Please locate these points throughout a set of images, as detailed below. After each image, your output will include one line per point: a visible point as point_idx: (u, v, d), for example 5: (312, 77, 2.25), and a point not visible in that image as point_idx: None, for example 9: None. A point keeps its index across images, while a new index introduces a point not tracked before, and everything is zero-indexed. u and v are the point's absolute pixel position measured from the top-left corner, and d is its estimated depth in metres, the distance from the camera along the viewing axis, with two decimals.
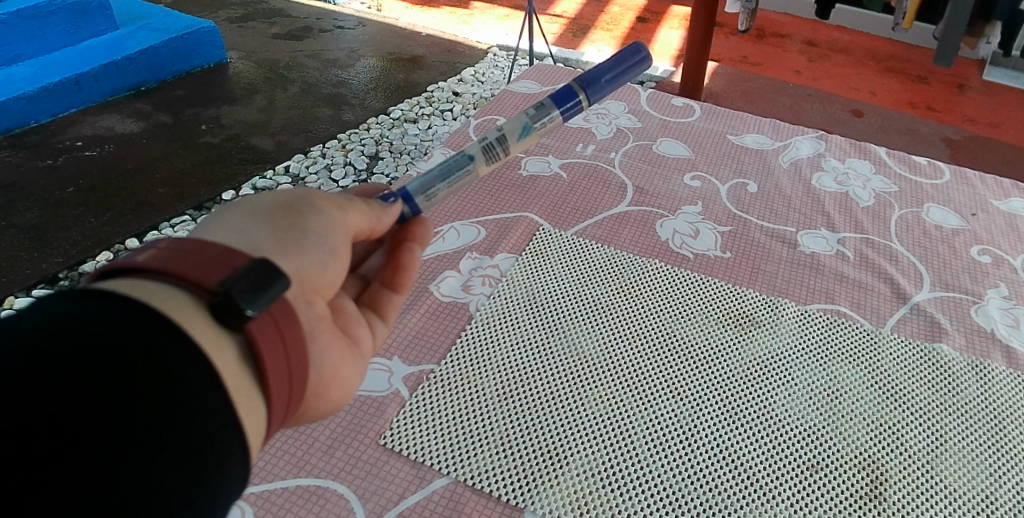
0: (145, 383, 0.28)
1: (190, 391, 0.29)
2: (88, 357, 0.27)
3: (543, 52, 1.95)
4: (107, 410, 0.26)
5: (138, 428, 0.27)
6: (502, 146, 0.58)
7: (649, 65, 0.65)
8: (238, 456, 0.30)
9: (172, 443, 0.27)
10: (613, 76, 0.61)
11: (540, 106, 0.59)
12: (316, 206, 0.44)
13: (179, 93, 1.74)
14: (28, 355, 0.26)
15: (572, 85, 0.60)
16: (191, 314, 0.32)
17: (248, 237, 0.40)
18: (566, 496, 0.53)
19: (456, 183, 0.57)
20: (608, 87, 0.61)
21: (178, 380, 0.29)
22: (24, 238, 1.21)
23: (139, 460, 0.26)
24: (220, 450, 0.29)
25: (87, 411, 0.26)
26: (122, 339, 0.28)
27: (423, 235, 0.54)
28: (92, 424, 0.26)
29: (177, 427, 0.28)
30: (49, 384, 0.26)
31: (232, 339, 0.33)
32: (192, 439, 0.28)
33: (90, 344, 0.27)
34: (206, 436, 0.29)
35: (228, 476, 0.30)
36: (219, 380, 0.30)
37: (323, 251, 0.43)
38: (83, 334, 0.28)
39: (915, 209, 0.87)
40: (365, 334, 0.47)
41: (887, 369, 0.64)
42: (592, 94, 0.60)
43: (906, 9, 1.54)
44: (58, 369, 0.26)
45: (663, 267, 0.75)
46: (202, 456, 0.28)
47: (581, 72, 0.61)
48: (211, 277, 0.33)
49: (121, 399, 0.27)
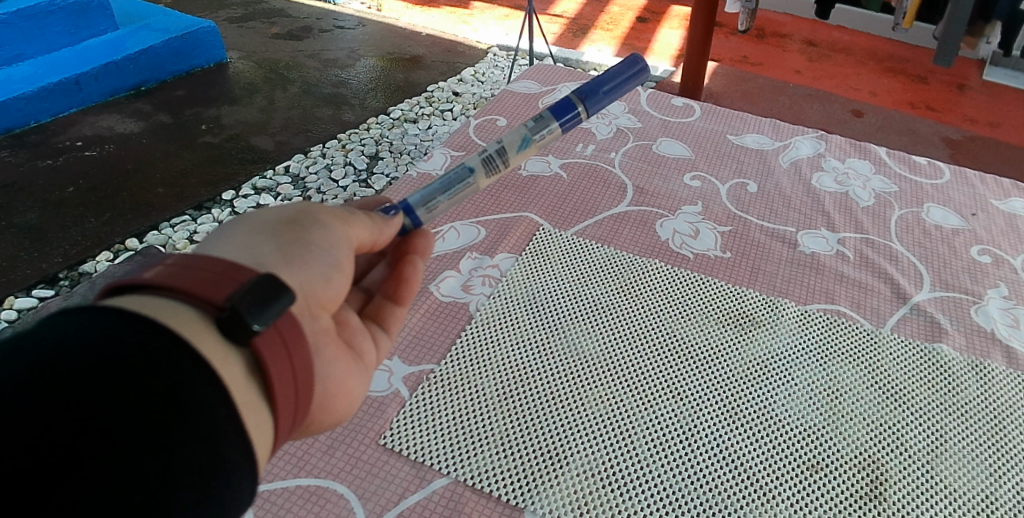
0: (157, 396, 0.28)
1: (199, 405, 0.29)
2: (95, 370, 0.27)
3: (543, 52, 1.95)
4: (117, 425, 0.26)
5: (145, 444, 0.27)
6: (502, 158, 0.58)
7: (647, 76, 0.64)
8: (247, 469, 0.30)
9: (179, 457, 0.27)
10: (612, 87, 0.61)
11: (539, 118, 0.59)
12: (320, 219, 0.44)
13: (179, 93, 1.74)
14: (41, 368, 0.26)
15: (570, 97, 0.60)
16: (198, 331, 0.32)
17: (253, 252, 0.40)
18: (566, 497, 0.53)
19: (457, 196, 0.57)
20: (607, 99, 0.61)
21: (188, 394, 0.29)
22: (24, 238, 1.21)
23: (146, 474, 0.26)
24: (229, 463, 0.29)
25: (93, 424, 0.26)
26: (132, 352, 0.28)
27: (424, 247, 0.54)
28: (100, 438, 0.26)
29: (185, 442, 0.28)
30: (59, 397, 0.26)
31: (239, 354, 0.33)
32: (200, 452, 0.28)
33: (104, 356, 0.28)
34: (215, 450, 0.29)
35: (236, 488, 0.30)
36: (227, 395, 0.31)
37: (327, 265, 0.43)
38: (96, 346, 0.28)
39: (915, 208, 0.87)
40: (370, 347, 0.47)
41: (887, 369, 0.64)
42: (591, 106, 0.60)
43: (906, 9, 1.54)
44: (69, 380, 0.26)
45: (664, 267, 0.75)
46: (210, 470, 0.28)
47: (580, 85, 0.61)
48: (219, 292, 0.33)
49: (129, 413, 0.27)
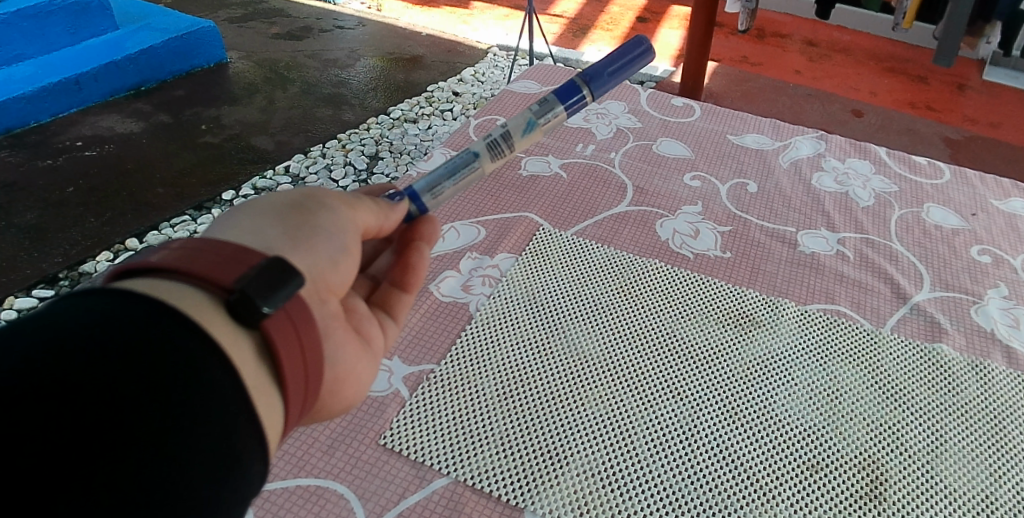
0: (168, 379, 0.28)
1: (209, 387, 0.29)
2: (102, 353, 0.27)
3: (543, 52, 1.95)
4: (126, 409, 0.26)
5: (154, 427, 0.27)
6: (507, 142, 0.58)
7: (651, 58, 0.64)
8: (257, 451, 0.30)
9: (188, 441, 0.27)
10: (616, 69, 0.61)
11: (544, 102, 0.59)
12: (326, 204, 0.44)
13: (179, 93, 1.74)
14: (50, 353, 0.26)
15: (575, 80, 0.60)
16: (208, 312, 0.32)
17: (261, 236, 0.40)
18: (566, 496, 0.53)
19: (462, 182, 0.57)
20: (612, 80, 0.61)
21: (198, 377, 0.29)
22: (25, 239, 1.21)
23: (155, 458, 0.26)
24: (238, 448, 0.29)
25: (100, 408, 0.26)
26: (143, 336, 0.28)
27: (430, 234, 0.54)
28: (109, 423, 0.26)
29: (193, 424, 0.28)
30: (69, 381, 0.26)
31: (249, 336, 0.33)
32: (210, 434, 0.28)
33: (112, 342, 0.28)
34: (224, 434, 0.29)
35: (248, 470, 0.30)
36: (238, 377, 0.31)
37: (334, 249, 0.43)
38: (105, 333, 0.28)
39: (915, 209, 0.87)
40: (377, 334, 0.47)
41: (887, 369, 0.64)
42: (596, 89, 0.60)
43: (906, 9, 1.53)
44: (78, 366, 0.26)
45: (664, 267, 0.75)
46: (221, 453, 0.28)
47: (585, 67, 0.61)
48: (227, 276, 0.33)
49: (136, 396, 0.27)
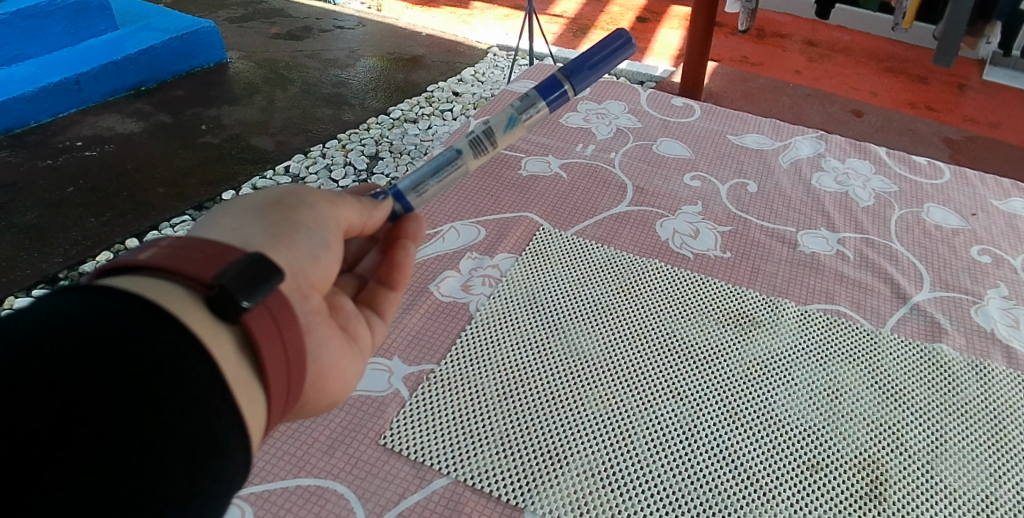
0: (150, 370, 0.28)
1: (191, 378, 0.29)
2: (89, 343, 0.27)
3: (543, 52, 1.95)
4: (110, 400, 0.26)
5: (137, 413, 0.27)
6: (490, 139, 0.58)
7: (632, 50, 0.64)
8: (240, 444, 0.30)
9: (171, 429, 0.28)
10: (597, 62, 0.61)
11: (525, 98, 0.59)
12: (305, 200, 0.44)
13: (178, 93, 1.74)
14: (39, 344, 0.27)
15: (556, 74, 0.59)
16: (189, 307, 0.32)
17: (240, 234, 0.40)
18: (566, 497, 0.53)
19: (445, 179, 0.58)
20: (593, 74, 0.61)
21: (179, 369, 0.29)
22: (24, 238, 1.21)
23: (139, 447, 0.26)
24: (221, 438, 0.29)
25: (87, 397, 0.26)
26: (128, 329, 0.29)
27: (415, 231, 0.54)
28: (94, 412, 0.26)
29: (176, 413, 0.28)
30: (61, 370, 0.26)
31: (230, 331, 0.33)
32: (192, 425, 0.28)
33: (95, 334, 0.28)
34: (206, 424, 0.29)
35: (231, 463, 0.30)
36: (217, 369, 0.30)
37: (315, 245, 0.43)
38: (88, 325, 0.28)
39: (915, 208, 0.87)
40: (364, 331, 0.47)
41: (888, 369, 0.64)
42: (577, 83, 0.60)
43: (906, 9, 1.53)
44: (66, 356, 0.27)
45: (663, 267, 0.75)
46: (204, 443, 0.29)
47: (566, 62, 0.60)
48: (208, 272, 0.33)
49: (123, 386, 0.27)
